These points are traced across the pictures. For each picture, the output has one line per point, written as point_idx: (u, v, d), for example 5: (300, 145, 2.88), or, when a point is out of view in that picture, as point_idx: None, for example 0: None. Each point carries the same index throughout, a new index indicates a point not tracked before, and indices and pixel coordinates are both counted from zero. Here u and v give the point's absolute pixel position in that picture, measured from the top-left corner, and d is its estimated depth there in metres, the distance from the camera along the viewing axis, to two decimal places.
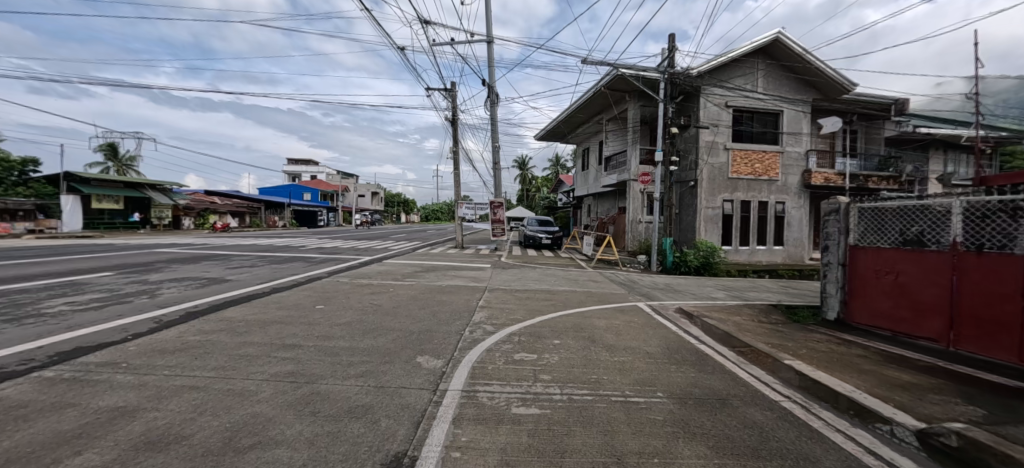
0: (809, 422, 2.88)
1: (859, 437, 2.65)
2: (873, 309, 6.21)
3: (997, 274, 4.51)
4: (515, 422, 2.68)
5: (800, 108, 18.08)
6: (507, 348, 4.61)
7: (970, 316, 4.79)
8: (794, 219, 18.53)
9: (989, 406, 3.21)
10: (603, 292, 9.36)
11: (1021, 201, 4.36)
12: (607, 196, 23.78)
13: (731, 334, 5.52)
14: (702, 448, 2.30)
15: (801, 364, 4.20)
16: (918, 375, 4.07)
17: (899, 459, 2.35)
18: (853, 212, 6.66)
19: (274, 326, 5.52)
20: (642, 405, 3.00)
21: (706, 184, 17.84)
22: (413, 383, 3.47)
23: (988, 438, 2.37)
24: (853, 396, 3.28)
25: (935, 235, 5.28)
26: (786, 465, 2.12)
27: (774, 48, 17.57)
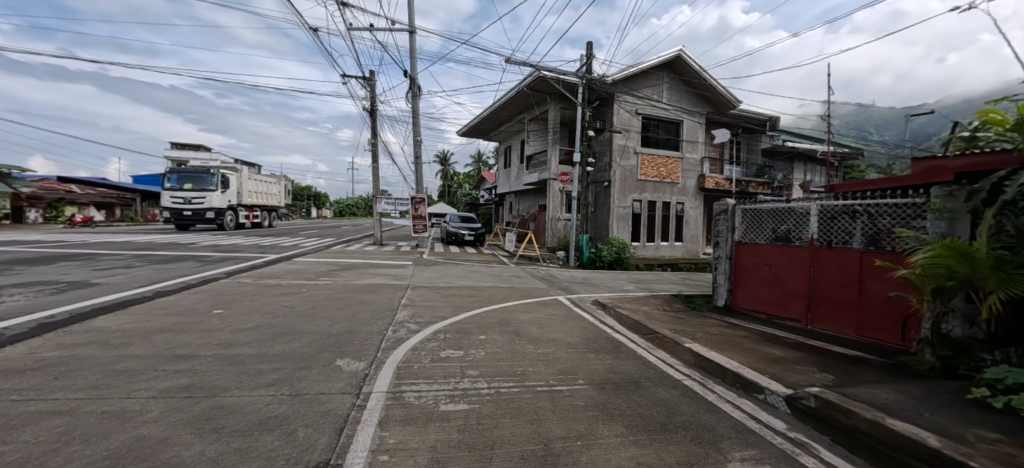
0: (706, 395, 3.26)
1: (744, 406, 3.04)
2: (752, 296, 7.18)
3: (842, 264, 5.51)
4: (444, 419, 2.65)
5: (698, 119, 20.24)
6: (433, 345, 4.54)
7: (824, 299, 5.79)
8: (691, 218, 20.72)
9: (837, 372, 3.90)
10: (526, 287, 9.65)
11: (857, 206, 5.35)
12: (529, 194, 24.41)
13: (641, 323, 6.04)
14: (620, 427, 2.47)
15: (697, 345, 4.71)
16: (788, 350, 4.80)
17: (774, 421, 2.75)
18: (738, 213, 7.57)
19: (161, 335, 4.80)
20: (566, 393, 3.15)
21: (618, 184, 19.15)
22: (332, 389, 3.24)
23: (837, 397, 2.88)
24: (738, 371, 3.77)
25: (798, 233, 6.25)
26: (689, 435, 2.36)
27: (679, 63, 19.40)
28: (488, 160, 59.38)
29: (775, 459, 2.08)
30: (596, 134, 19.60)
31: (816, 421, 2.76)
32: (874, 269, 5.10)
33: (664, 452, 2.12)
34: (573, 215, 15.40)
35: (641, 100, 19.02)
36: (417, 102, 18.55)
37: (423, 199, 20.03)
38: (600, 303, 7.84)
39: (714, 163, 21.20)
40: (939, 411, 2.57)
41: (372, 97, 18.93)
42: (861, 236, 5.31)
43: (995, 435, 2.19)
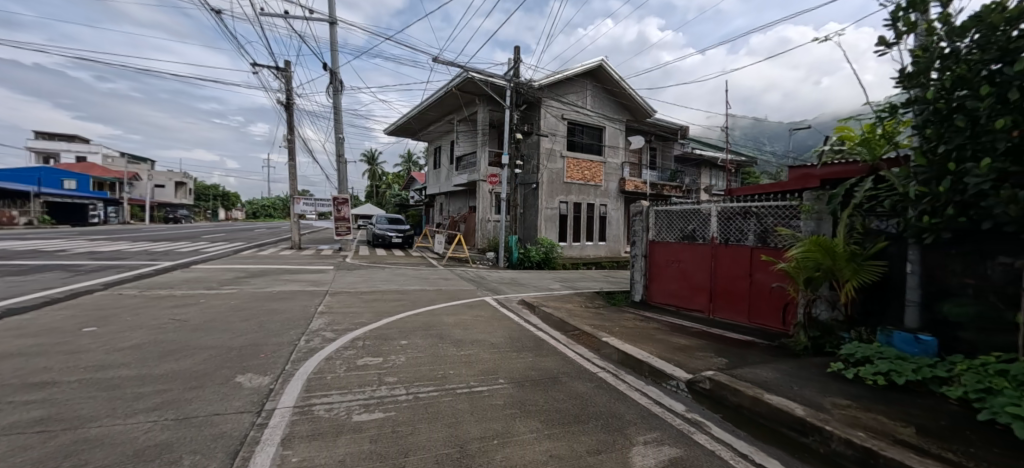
0: (618, 386, 3.32)
1: (651, 392, 3.18)
2: (663, 291, 7.67)
3: (736, 260, 6.18)
4: (355, 430, 2.51)
5: (618, 126, 21.63)
6: (350, 354, 4.30)
7: (722, 291, 6.44)
8: (614, 219, 22.02)
9: (730, 355, 4.36)
10: (452, 289, 9.54)
11: (750, 208, 5.94)
12: (459, 196, 23.96)
13: (564, 320, 6.24)
14: (536, 423, 2.52)
15: (614, 339, 4.96)
16: (691, 338, 5.30)
17: (671, 401, 2.94)
18: (652, 214, 7.89)
19: (9, 360, 4.02)
20: (485, 393, 3.07)
21: (546, 186, 19.66)
22: (229, 408, 2.91)
23: (727, 378, 3.15)
24: (650, 361, 3.96)
25: (702, 232, 6.80)
26: (600, 426, 2.47)
27: (601, 73, 20.48)
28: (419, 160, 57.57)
29: (672, 438, 2.33)
30: (524, 137, 19.79)
31: (711, 400, 3.02)
32: (761, 264, 5.83)
33: (575, 443, 2.24)
34: (502, 218, 15.42)
35: (566, 106, 19.77)
36: (339, 98, 17.43)
37: (348, 200, 18.90)
38: (526, 303, 7.93)
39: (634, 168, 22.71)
40: (803, 383, 3.02)
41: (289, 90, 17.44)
42: (753, 236, 5.94)
43: (845, 401, 2.62)
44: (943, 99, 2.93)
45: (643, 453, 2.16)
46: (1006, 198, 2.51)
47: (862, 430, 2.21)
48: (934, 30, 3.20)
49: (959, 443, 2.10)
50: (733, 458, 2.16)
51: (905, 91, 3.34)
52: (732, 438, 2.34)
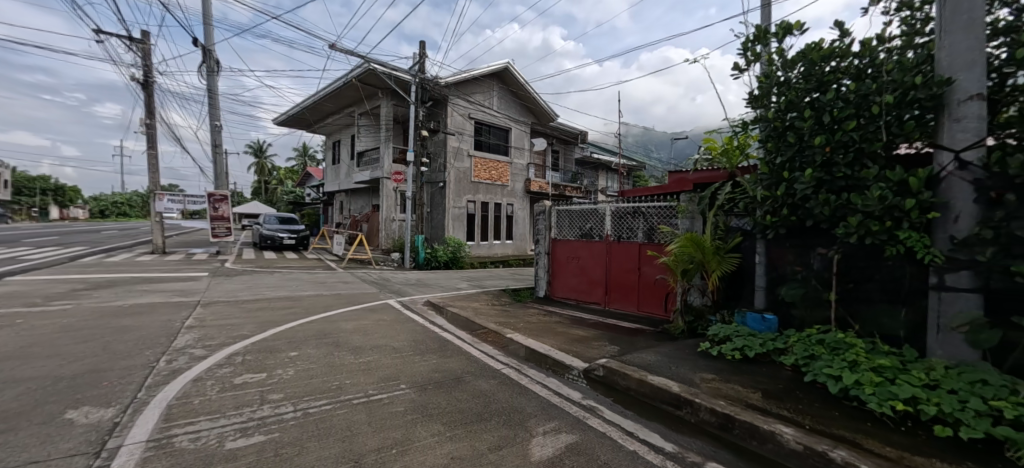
0: (520, 380, 3.20)
1: (550, 383, 3.16)
2: (564, 285, 7.56)
3: (626, 254, 6.38)
4: (227, 459, 2.17)
5: (525, 128, 20.62)
6: (227, 371, 3.50)
7: (615, 284, 6.58)
8: (519, 218, 20.97)
9: (618, 341, 4.43)
10: (353, 293, 8.16)
11: (639, 207, 6.12)
12: (362, 193, 21.13)
13: (471, 319, 5.51)
14: (437, 425, 2.50)
15: (519, 335, 4.57)
16: (586, 329, 5.11)
17: (567, 390, 3.05)
18: (554, 213, 7.70)
19: None
20: (384, 401, 2.89)
21: (453, 185, 17.88)
22: (52, 452, 2.23)
23: (616, 364, 3.37)
24: (553, 354, 3.84)
25: (598, 230, 6.82)
26: (499, 422, 2.53)
27: (504, 75, 19.29)
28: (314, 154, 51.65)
29: (569, 426, 2.49)
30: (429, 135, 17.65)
31: (604, 386, 3.18)
32: (647, 257, 6.10)
33: (477, 441, 2.28)
34: (408, 215, 13.96)
35: (472, 105, 18.15)
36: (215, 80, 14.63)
37: (226, 197, 15.72)
38: (432, 303, 6.95)
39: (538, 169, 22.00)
40: (679, 363, 3.38)
41: (147, 65, 14.26)
42: (642, 233, 6.16)
43: (710, 375, 3.04)
44: (779, 118, 3.49)
45: (542, 443, 2.29)
46: (823, 201, 3.14)
47: (721, 399, 2.62)
48: (772, 61, 3.76)
49: (789, 400, 2.60)
50: (621, 437, 2.39)
51: (754, 110, 3.90)
52: (620, 419, 2.57)
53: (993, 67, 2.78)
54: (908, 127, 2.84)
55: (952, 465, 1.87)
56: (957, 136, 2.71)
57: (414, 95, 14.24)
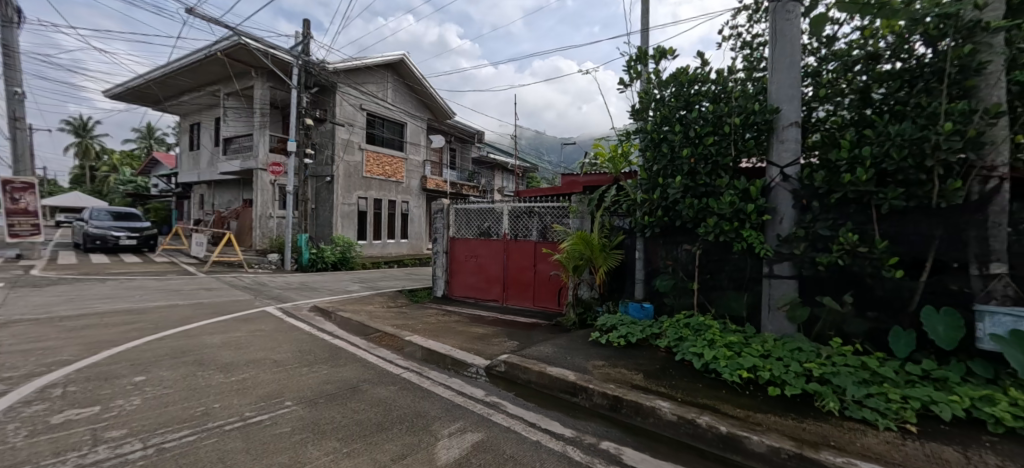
0: (422, 383, 3.07)
1: (452, 384, 3.10)
2: (462, 285, 7.15)
3: (523, 252, 6.30)
4: None
5: (422, 123, 18.04)
6: (38, 410, 2.69)
7: (513, 282, 6.45)
8: (416, 216, 18.22)
9: (518, 337, 4.53)
10: (220, 301, 7.00)
11: (534, 208, 6.12)
12: (230, 186, 16.73)
13: (365, 324, 5.14)
14: (332, 442, 2.23)
15: (418, 337, 4.41)
16: (487, 326, 5.14)
17: (471, 389, 3.01)
18: (452, 212, 7.22)
19: None
20: (266, 422, 2.45)
21: (342, 180, 14.70)
22: None
23: (517, 359, 3.44)
24: (453, 354, 3.78)
25: (496, 229, 6.64)
26: (404, 430, 2.33)
27: (400, 66, 16.60)
28: (163, 137, 42.54)
29: (475, 424, 2.42)
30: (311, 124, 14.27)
31: (505, 381, 3.22)
32: (542, 255, 6.09)
33: (379, 454, 2.10)
34: (288, 212, 11.74)
35: (365, 95, 15.24)
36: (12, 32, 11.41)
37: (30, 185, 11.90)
38: (321, 309, 6.29)
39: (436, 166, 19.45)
40: (574, 354, 3.58)
41: None
42: (536, 233, 6.16)
43: (601, 362, 3.30)
44: (656, 131, 3.85)
45: (448, 445, 2.17)
46: (689, 204, 3.55)
47: (611, 382, 2.86)
48: (652, 80, 4.09)
49: (665, 377, 2.94)
50: (525, 428, 2.41)
51: (635, 122, 4.26)
52: (523, 411, 2.62)
53: (806, 103, 3.45)
54: (750, 146, 3.37)
55: (782, 416, 2.31)
56: (783, 154, 3.29)
57: (295, 80, 11.96)
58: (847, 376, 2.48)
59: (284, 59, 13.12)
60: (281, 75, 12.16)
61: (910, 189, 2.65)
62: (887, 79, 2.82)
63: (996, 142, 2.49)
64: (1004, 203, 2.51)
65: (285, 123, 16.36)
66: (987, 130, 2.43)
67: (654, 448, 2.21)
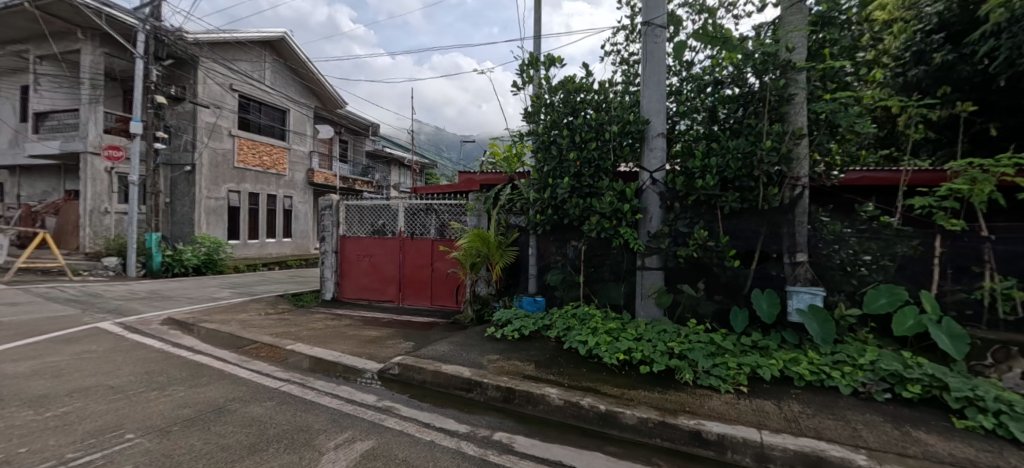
0: (305, 394, 2.84)
1: (340, 392, 2.92)
2: (354, 287, 6.73)
3: (420, 250, 6.20)
4: None
5: (306, 110, 16.25)
6: None
7: (410, 281, 6.31)
8: (301, 213, 16.34)
9: (413, 337, 4.44)
10: (26, 319, 5.47)
11: (432, 205, 6.06)
12: (45, 172, 13.21)
13: (238, 335, 4.55)
14: None
15: (300, 346, 4.06)
16: (381, 329, 4.94)
17: (363, 395, 2.87)
18: (342, 208, 6.71)
19: None
20: (97, 463, 1.92)
21: (206, 171, 12.37)
22: None
23: (412, 360, 3.38)
24: (341, 360, 3.58)
25: (391, 226, 6.40)
26: (285, 448, 2.05)
27: (281, 45, 14.75)
28: None
29: (366, 432, 2.28)
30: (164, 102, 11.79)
31: (399, 383, 3.16)
32: (440, 253, 6.08)
33: None
34: (130, 205, 9.89)
35: (236, 74, 13.09)
36: None
37: None
38: (180, 321, 5.36)
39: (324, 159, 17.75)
40: (470, 350, 3.64)
41: None
42: (434, 230, 6.11)
43: (496, 356, 3.40)
44: (546, 134, 4.05)
45: (334, 458, 1.98)
46: (576, 203, 3.81)
47: (505, 374, 2.97)
48: (544, 84, 4.25)
49: (554, 365, 3.15)
50: (418, 430, 2.35)
51: (527, 126, 4.30)
52: (417, 413, 2.57)
53: (670, 116, 3.91)
54: (625, 152, 3.74)
55: (649, 390, 2.64)
56: (652, 161, 3.72)
57: (141, 48, 9.83)
58: (699, 350, 2.94)
59: (127, 23, 10.83)
60: (121, 40, 9.90)
61: (745, 193, 3.22)
62: (727, 102, 3.36)
63: (799, 158, 3.17)
64: (805, 207, 3.23)
65: (127, 100, 13.34)
66: (793, 150, 3.10)
67: (543, 433, 2.34)
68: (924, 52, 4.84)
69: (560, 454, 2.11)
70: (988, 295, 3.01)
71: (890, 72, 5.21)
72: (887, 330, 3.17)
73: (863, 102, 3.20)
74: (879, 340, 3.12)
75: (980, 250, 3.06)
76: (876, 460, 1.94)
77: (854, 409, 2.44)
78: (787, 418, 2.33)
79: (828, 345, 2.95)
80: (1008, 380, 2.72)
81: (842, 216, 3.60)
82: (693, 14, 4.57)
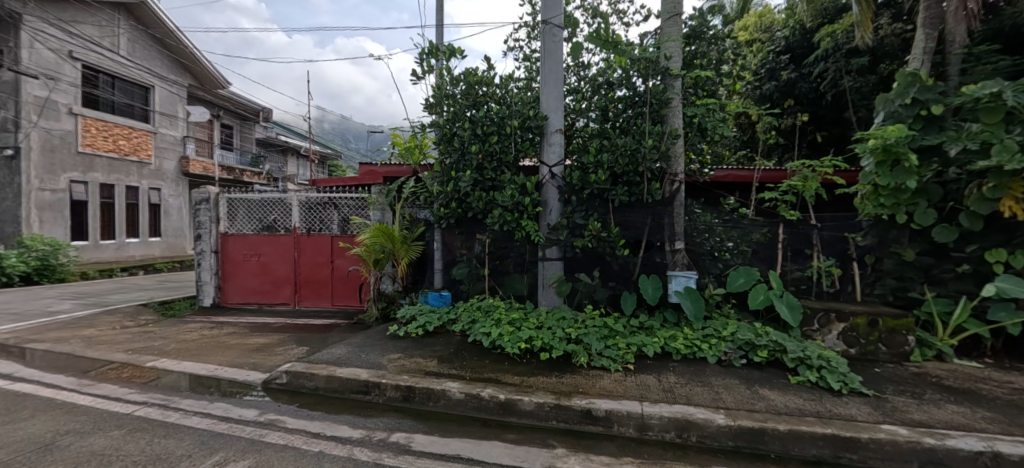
0: (166, 418, 2.50)
1: (214, 410, 2.62)
2: (240, 289, 6.06)
3: (316, 247, 5.80)
4: None
5: (176, 88, 14.01)
6: None
7: (307, 281, 5.88)
8: (172, 208, 14.15)
9: (309, 342, 4.16)
10: None
11: (332, 198, 5.73)
12: None
13: (80, 356, 3.82)
14: None
15: (162, 364, 3.55)
16: (271, 335, 4.53)
17: (242, 411, 2.61)
18: (222, 203, 5.99)
19: None
20: None
21: (36, 157, 10.12)
22: None
23: (304, 366, 3.16)
24: (217, 375, 3.24)
25: (284, 222, 5.90)
26: None
27: (139, 9, 12.39)
28: None
29: (240, 451, 2.08)
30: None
31: (288, 393, 2.94)
32: (340, 250, 5.76)
33: None
34: None
35: (76, 39, 10.77)
36: None
37: None
38: None
39: (201, 144, 15.59)
40: (369, 351, 3.52)
41: None
42: (336, 225, 5.78)
43: (397, 355, 3.34)
44: (448, 126, 4.02)
45: None
46: (479, 197, 3.85)
47: (405, 373, 2.92)
48: (446, 75, 4.22)
49: (458, 359, 3.18)
50: (306, 441, 2.21)
51: (431, 116, 4.32)
52: (306, 424, 2.41)
53: (569, 113, 4.12)
54: (526, 147, 3.88)
55: (547, 376, 2.81)
56: (551, 156, 3.90)
57: None
58: (593, 334, 3.19)
59: None
60: None
61: (633, 188, 3.58)
62: (617, 102, 3.64)
63: (676, 157, 3.58)
64: (681, 201, 3.66)
65: None
66: (670, 149, 3.51)
67: (442, 428, 2.35)
68: (775, 69, 6.76)
69: (458, 447, 2.13)
70: (816, 272, 3.81)
71: (753, 85, 7.01)
72: (743, 305, 3.77)
73: (729, 108, 3.91)
74: (739, 314, 3.70)
75: (811, 235, 3.84)
76: (730, 418, 2.28)
77: (714, 375, 2.85)
78: (664, 389, 2.63)
79: (699, 321, 3.39)
80: (828, 340, 3.44)
81: (712, 208, 4.16)
82: (590, 18, 4.92)
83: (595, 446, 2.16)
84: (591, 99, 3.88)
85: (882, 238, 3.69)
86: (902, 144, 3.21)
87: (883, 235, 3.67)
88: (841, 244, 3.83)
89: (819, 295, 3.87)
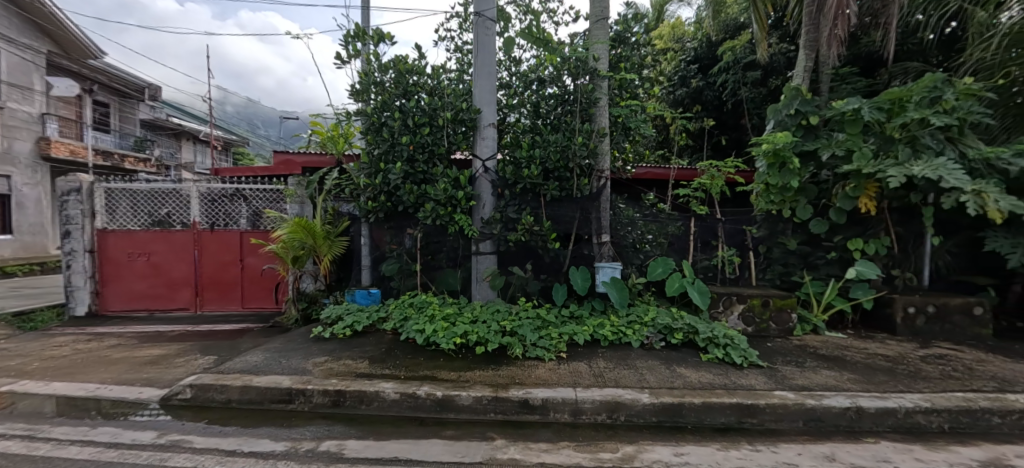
0: (30, 451, 2.08)
1: (98, 436, 2.24)
2: (125, 294, 5.25)
3: (222, 245, 5.23)
4: None
5: (26, 54, 11.55)
6: None
7: (211, 282, 5.27)
8: (27, 200, 11.77)
9: (216, 350, 3.72)
10: None
11: (240, 189, 5.17)
12: None
13: None
14: None
15: (18, 387, 2.94)
16: (168, 345, 3.98)
17: (135, 434, 2.26)
18: (98, 194, 5.09)
19: None
20: None
21: None
22: None
23: (212, 378, 2.83)
24: (100, 396, 2.78)
25: (181, 216, 5.21)
26: None
27: None
28: None
29: None
30: None
31: (194, 409, 2.61)
32: (250, 247, 5.24)
33: None
34: None
35: None
36: None
37: None
38: None
39: (65, 124, 13.05)
40: (290, 356, 3.25)
41: None
42: (245, 220, 5.22)
43: (323, 358, 3.14)
44: (376, 115, 3.84)
45: None
46: (410, 190, 3.74)
47: (334, 376, 2.75)
48: (372, 61, 4.02)
49: (391, 359, 3.06)
50: (221, 460, 1.99)
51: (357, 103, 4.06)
52: (218, 441, 2.17)
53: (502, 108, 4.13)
54: (459, 139, 3.85)
55: (483, 369, 2.83)
56: (484, 150, 3.90)
57: None
58: (527, 326, 3.27)
59: None
60: None
61: (563, 183, 3.75)
62: (548, 99, 3.79)
63: (603, 154, 3.77)
64: (606, 196, 3.89)
65: None
66: (598, 147, 3.69)
67: (377, 431, 2.26)
68: (686, 77, 7.45)
69: (395, 449, 2.06)
70: (720, 261, 4.27)
71: (669, 89, 7.61)
72: (661, 292, 4.13)
73: (648, 109, 4.22)
74: (658, 300, 4.05)
75: (717, 228, 4.30)
76: (654, 396, 2.48)
77: (637, 358, 3.08)
78: (595, 374, 2.79)
79: (624, 308, 3.64)
80: (730, 320, 3.89)
81: (633, 203, 4.47)
82: (520, 14, 4.98)
83: (533, 434, 2.22)
84: (524, 95, 3.95)
85: (772, 230, 4.28)
86: (788, 149, 3.72)
87: (772, 228, 4.26)
88: (740, 236, 4.34)
89: (722, 280, 4.36)
